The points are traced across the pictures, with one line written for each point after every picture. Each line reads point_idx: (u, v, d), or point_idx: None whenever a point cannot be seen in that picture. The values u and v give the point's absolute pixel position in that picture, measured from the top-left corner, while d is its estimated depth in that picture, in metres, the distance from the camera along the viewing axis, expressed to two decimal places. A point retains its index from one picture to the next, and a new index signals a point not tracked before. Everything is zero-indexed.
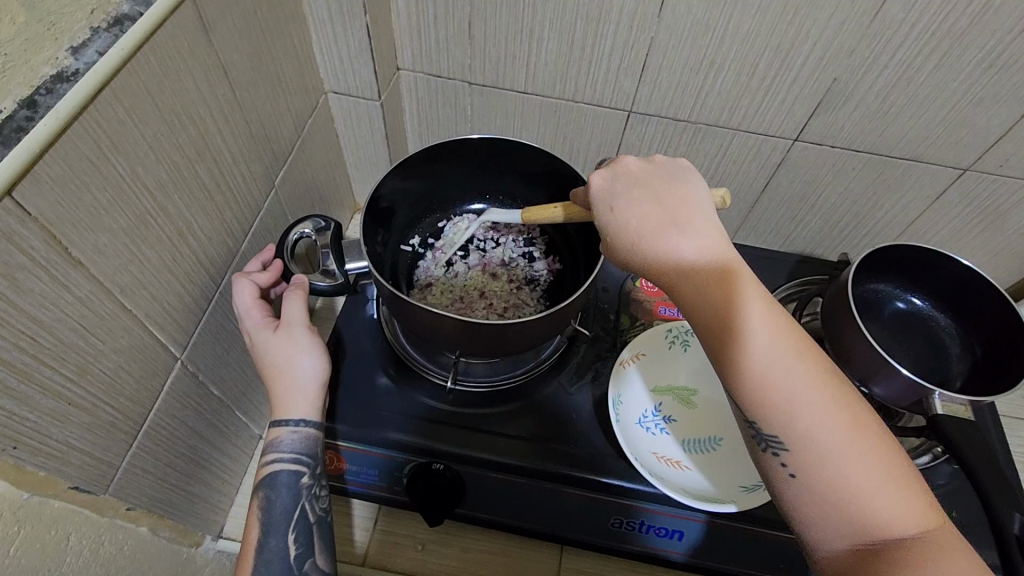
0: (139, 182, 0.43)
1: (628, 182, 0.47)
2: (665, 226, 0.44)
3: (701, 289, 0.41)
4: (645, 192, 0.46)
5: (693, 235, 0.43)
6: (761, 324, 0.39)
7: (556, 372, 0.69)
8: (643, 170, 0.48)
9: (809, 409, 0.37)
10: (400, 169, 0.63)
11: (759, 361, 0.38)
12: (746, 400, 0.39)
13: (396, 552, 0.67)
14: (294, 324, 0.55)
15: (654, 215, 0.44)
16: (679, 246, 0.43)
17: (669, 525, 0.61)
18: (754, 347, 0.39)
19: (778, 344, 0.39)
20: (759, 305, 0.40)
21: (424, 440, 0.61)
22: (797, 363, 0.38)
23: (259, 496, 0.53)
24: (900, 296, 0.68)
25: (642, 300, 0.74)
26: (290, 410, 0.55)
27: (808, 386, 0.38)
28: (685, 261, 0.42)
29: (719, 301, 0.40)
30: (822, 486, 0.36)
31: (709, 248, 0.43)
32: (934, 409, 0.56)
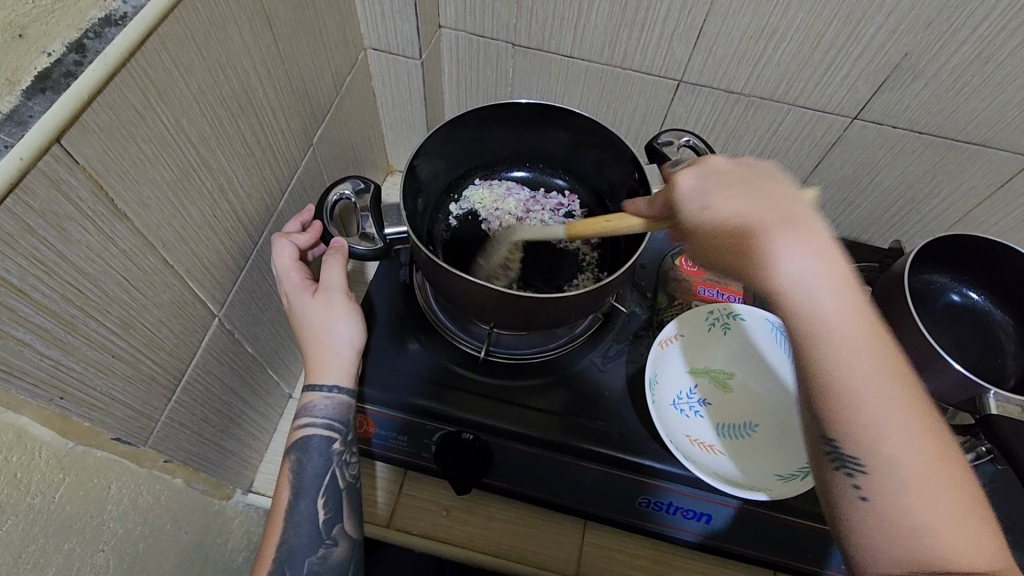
0: (183, 134, 0.42)
1: (719, 179, 0.44)
2: (770, 224, 0.39)
3: (836, 299, 0.37)
4: (743, 186, 0.42)
5: (807, 241, 0.38)
6: (853, 334, 0.36)
7: (589, 349, 0.67)
8: (736, 169, 0.44)
9: (901, 432, 0.35)
10: (440, 131, 0.61)
11: (845, 378, 0.36)
12: (829, 417, 0.36)
13: (420, 516, 0.67)
14: (333, 288, 0.55)
15: (747, 214, 0.40)
16: (792, 253, 0.38)
17: (698, 508, 0.60)
18: (850, 361, 0.36)
19: (878, 361, 0.36)
20: (859, 324, 0.36)
21: (454, 411, 0.61)
22: (896, 388, 0.35)
23: (291, 458, 0.54)
24: (956, 289, 0.65)
25: (680, 279, 0.71)
26: (325, 375, 0.55)
27: (901, 409, 0.35)
28: (837, 279, 0.37)
29: (808, 308, 0.37)
30: (891, 513, 0.34)
31: (828, 256, 0.38)
32: (986, 408, 0.54)
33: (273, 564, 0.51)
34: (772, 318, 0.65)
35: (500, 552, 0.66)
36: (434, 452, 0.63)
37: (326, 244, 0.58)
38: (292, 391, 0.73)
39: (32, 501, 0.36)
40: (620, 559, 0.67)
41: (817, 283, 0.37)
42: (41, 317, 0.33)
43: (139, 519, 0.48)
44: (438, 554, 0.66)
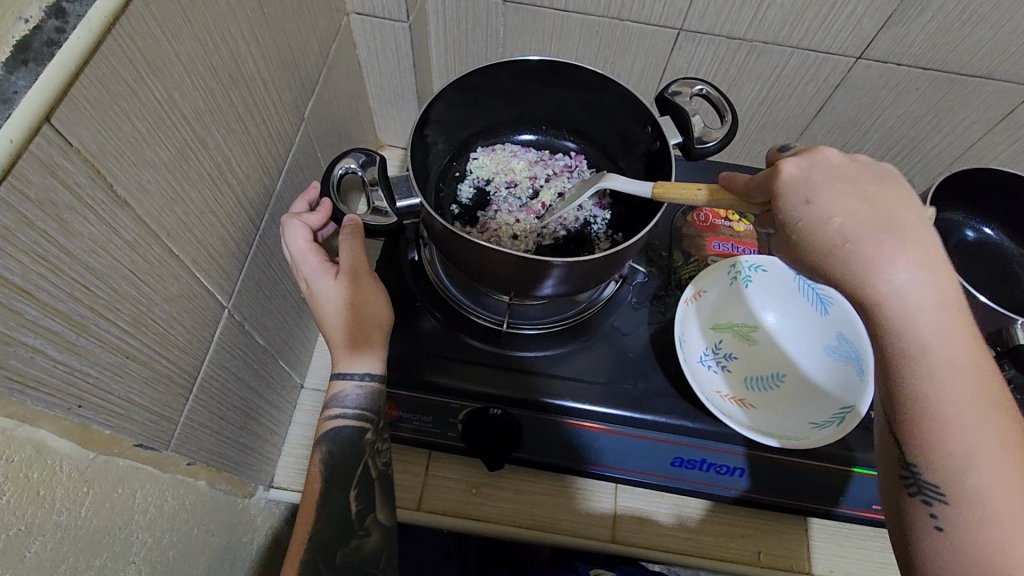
0: (178, 110, 0.38)
1: (832, 173, 0.41)
2: (880, 231, 0.38)
3: (935, 315, 0.36)
4: (853, 186, 0.40)
5: (913, 251, 0.38)
6: (954, 360, 0.36)
7: (609, 313, 0.66)
8: (851, 167, 0.42)
9: (996, 467, 0.34)
10: (441, 96, 0.58)
11: (936, 399, 0.35)
12: (912, 438, 0.36)
13: (450, 496, 0.66)
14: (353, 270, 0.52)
15: (860, 219, 0.39)
16: (898, 262, 0.37)
17: (732, 462, 0.60)
18: (946, 384, 0.35)
19: (980, 390, 0.35)
20: (959, 344, 0.36)
21: (481, 384, 0.59)
22: (995, 418, 0.35)
23: (322, 449, 0.52)
24: (970, 225, 0.65)
25: (693, 235, 0.70)
26: (353, 362, 0.53)
27: (1001, 444, 0.34)
28: (943, 299, 0.37)
29: (902, 320, 0.36)
30: (971, 547, 0.34)
31: (934, 270, 0.37)
32: (1015, 338, 0.54)
33: (306, 557, 0.49)
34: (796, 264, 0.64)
35: (535, 524, 0.65)
36: (462, 429, 0.61)
37: (337, 222, 0.54)
38: (303, 380, 0.70)
39: (57, 518, 0.33)
40: (654, 520, 0.66)
41: (917, 298, 0.37)
42: (50, 319, 0.30)
43: (166, 525, 0.45)
44: (472, 532, 0.65)
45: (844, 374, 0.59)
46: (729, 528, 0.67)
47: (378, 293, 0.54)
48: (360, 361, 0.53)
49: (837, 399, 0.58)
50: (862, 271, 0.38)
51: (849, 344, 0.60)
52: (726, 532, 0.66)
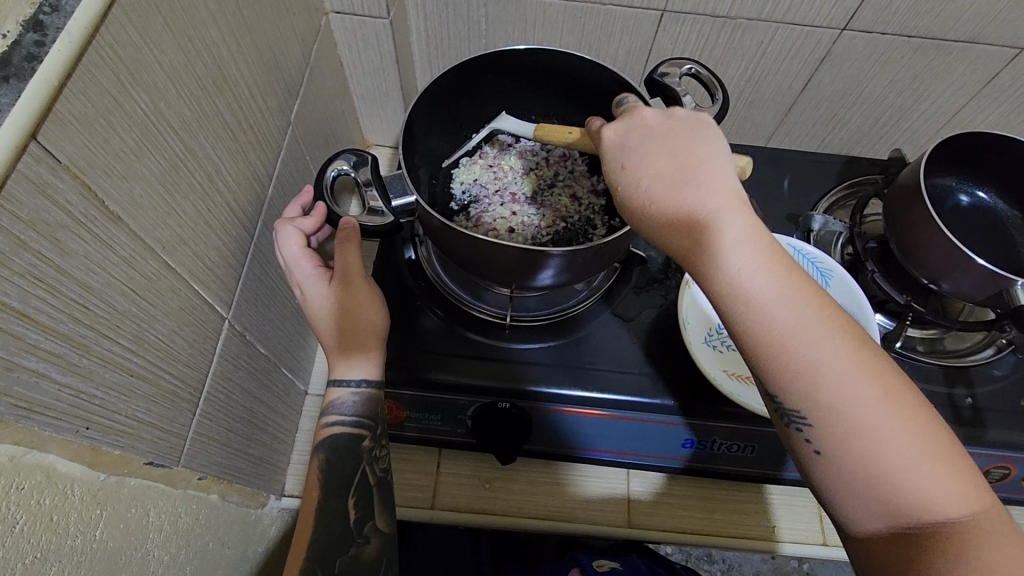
0: (164, 119, 0.38)
1: (642, 134, 0.42)
2: (679, 183, 0.39)
3: (745, 251, 0.37)
4: (657, 142, 0.41)
5: (710, 193, 0.38)
6: (774, 290, 0.36)
7: (609, 300, 0.66)
8: (654, 120, 0.42)
9: (840, 381, 0.35)
10: (429, 92, 0.57)
11: (771, 334, 0.36)
12: (768, 374, 0.37)
13: (462, 492, 0.66)
14: (349, 274, 0.52)
15: (662, 175, 0.39)
16: (697, 209, 0.38)
17: (740, 439, 0.61)
18: (771, 316, 0.36)
19: (804, 312, 0.36)
20: (773, 272, 0.37)
21: (488, 378, 0.59)
22: (826, 333, 0.36)
23: (320, 457, 0.52)
24: (964, 190, 0.65)
25: None
26: (351, 369, 0.53)
27: (840, 359, 0.35)
28: (745, 232, 0.37)
29: (718, 267, 0.37)
30: (849, 465, 0.35)
31: (733, 206, 0.38)
32: (1016, 299, 0.54)
33: (305, 565, 0.49)
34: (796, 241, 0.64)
35: (550, 515, 0.65)
36: (472, 425, 0.61)
37: (332, 226, 0.54)
38: (307, 387, 0.70)
39: (72, 543, 0.33)
40: (669, 503, 0.67)
41: (726, 239, 0.37)
42: (51, 341, 0.30)
43: (181, 542, 0.45)
44: (487, 526, 0.65)
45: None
46: (743, 505, 0.67)
47: (376, 302, 0.54)
48: (358, 368, 0.53)
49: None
50: (673, 231, 0.39)
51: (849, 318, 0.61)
52: (743, 511, 0.67)
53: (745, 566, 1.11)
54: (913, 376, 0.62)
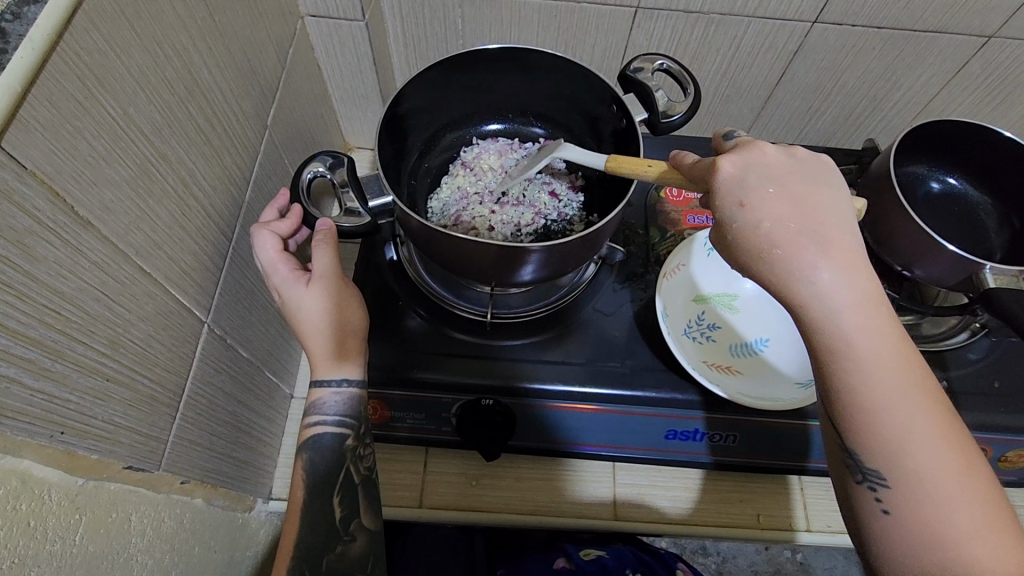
0: (134, 125, 0.38)
1: (765, 174, 0.41)
2: (804, 235, 0.39)
3: (856, 313, 0.38)
4: (784, 189, 0.41)
5: (833, 252, 0.39)
6: (878, 350, 0.37)
7: (591, 295, 0.66)
8: (787, 168, 0.42)
9: (925, 446, 0.36)
10: (404, 94, 0.58)
11: (868, 392, 0.37)
12: (852, 430, 0.38)
13: (450, 490, 0.66)
14: (325, 275, 0.52)
15: (786, 223, 0.39)
16: (819, 264, 0.38)
17: (722, 429, 0.61)
18: (871, 375, 0.37)
19: (903, 378, 0.37)
20: (880, 336, 0.37)
21: (472, 375, 0.60)
22: (922, 400, 0.37)
23: (304, 457, 0.52)
24: (935, 177, 0.67)
25: (668, 211, 0.71)
26: (332, 369, 0.53)
27: (929, 428, 0.36)
28: (860, 295, 0.38)
29: (825, 321, 0.38)
30: (913, 527, 0.36)
31: (852, 269, 0.39)
32: (985, 283, 0.54)
33: (293, 564, 0.49)
34: None
35: (538, 510, 0.66)
36: (456, 423, 0.61)
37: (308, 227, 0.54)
38: (292, 390, 0.70)
39: (52, 548, 0.33)
40: (654, 495, 0.67)
41: (840, 297, 0.38)
42: (23, 346, 0.30)
43: (165, 546, 0.45)
44: (475, 524, 0.66)
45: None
46: (728, 495, 0.68)
47: (356, 304, 0.55)
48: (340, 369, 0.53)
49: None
50: (787, 279, 0.39)
51: None
52: (726, 498, 0.67)
53: (739, 557, 1.12)
54: None
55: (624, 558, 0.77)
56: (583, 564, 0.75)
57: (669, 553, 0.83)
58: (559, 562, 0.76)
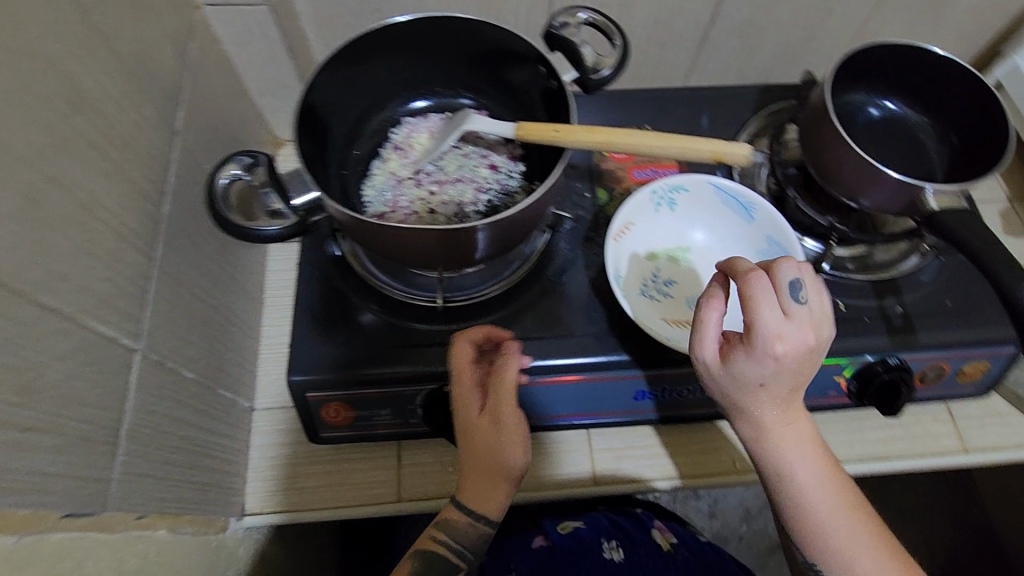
0: (8, 150, 0.34)
1: (763, 392, 0.48)
2: (777, 400, 0.48)
3: (813, 482, 0.50)
4: (779, 403, 0.49)
5: (799, 442, 0.50)
6: (828, 501, 0.50)
7: (544, 266, 0.65)
8: (787, 370, 0.46)
9: (866, 558, 0.49)
10: (318, 79, 0.54)
11: (827, 540, 0.50)
12: (810, 546, 0.51)
13: (427, 480, 0.65)
14: (499, 416, 0.55)
15: (763, 416, 0.49)
16: (789, 451, 0.50)
17: (690, 383, 0.62)
18: (824, 529, 0.50)
19: (847, 519, 0.50)
20: (829, 495, 0.50)
21: (432, 364, 0.58)
22: (859, 531, 0.50)
23: (411, 562, 0.58)
24: (873, 103, 0.66)
25: (612, 169, 0.69)
26: (478, 503, 0.58)
27: (868, 547, 0.49)
28: (813, 465, 0.50)
29: (789, 483, 0.50)
30: None
31: (810, 452, 0.50)
32: (928, 206, 0.55)
33: None
34: (711, 178, 0.65)
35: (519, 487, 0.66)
36: (423, 413, 0.60)
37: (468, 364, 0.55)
38: (253, 403, 0.68)
39: None
40: (631, 454, 0.68)
41: (798, 467, 0.50)
42: None
43: None
44: None
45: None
46: (702, 445, 0.68)
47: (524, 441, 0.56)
48: (479, 495, 0.58)
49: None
50: (755, 435, 0.50)
51: (777, 245, 0.62)
52: (703, 446, 0.68)
53: (727, 497, 1.16)
54: (845, 293, 0.64)
55: (596, 525, 0.80)
56: (559, 539, 0.78)
57: (642, 509, 0.87)
58: (536, 540, 0.79)
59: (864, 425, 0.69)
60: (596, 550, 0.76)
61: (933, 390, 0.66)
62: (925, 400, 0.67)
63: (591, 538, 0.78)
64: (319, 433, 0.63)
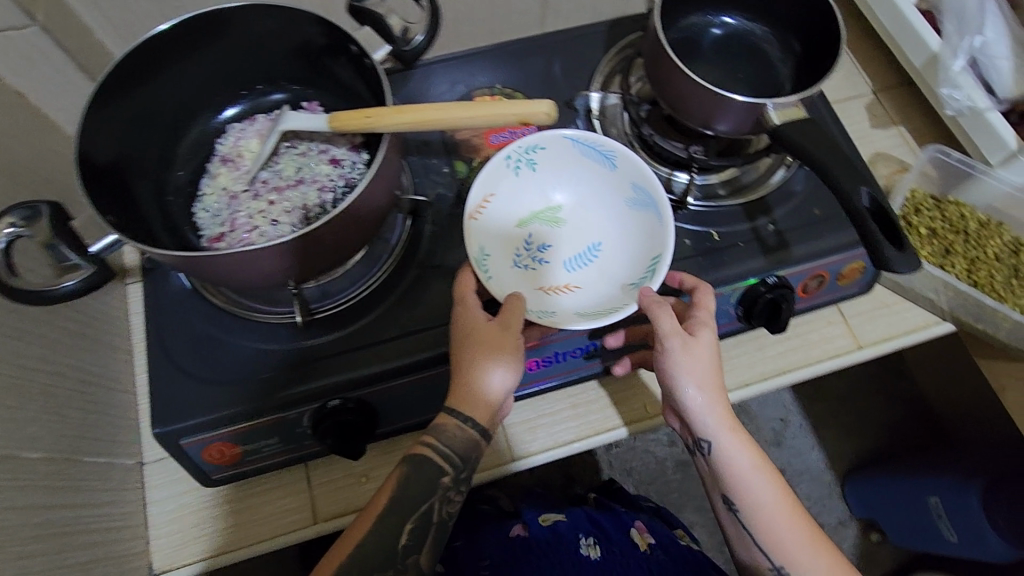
0: None
1: (710, 408, 0.57)
2: (729, 426, 0.57)
3: (770, 499, 0.57)
4: (731, 422, 0.57)
5: (757, 467, 0.58)
6: (782, 518, 0.57)
7: (413, 255, 0.61)
8: (719, 391, 0.57)
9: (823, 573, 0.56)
10: (98, 104, 0.48)
11: (786, 550, 0.57)
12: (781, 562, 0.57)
13: (341, 495, 0.63)
14: (513, 327, 0.53)
15: (725, 436, 0.57)
16: (747, 474, 0.57)
17: (582, 342, 0.61)
18: (783, 542, 0.57)
19: (804, 537, 0.57)
20: (786, 511, 0.57)
21: (309, 383, 0.55)
22: (815, 549, 0.56)
23: (399, 469, 0.55)
24: (714, 22, 0.64)
25: (468, 137, 0.65)
26: (467, 406, 0.54)
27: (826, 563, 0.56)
28: (771, 486, 0.58)
29: (751, 501, 0.57)
30: None
31: (767, 476, 0.58)
32: (772, 121, 0.54)
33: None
34: (567, 131, 0.60)
35: None
36: (313, 434, 0.57)
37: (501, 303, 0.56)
38: (140, 458, 0.63)
39: None
40: (545, 423, 0.67)
41: (757, 489, 0.57)
42: None
43: None
44: None
45: (648, 223, 0.58)
46: (613, 396, 0.68)
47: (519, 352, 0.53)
48: (477, 404, 0.54)
49: (651, 251, 0.57)
50: (720, 463, 0.58)
51: (641, 191, 0.59)
52: (632, 393, 0.69)
53: None
54: (718, 222, 0.63)
55: (575, 525, 0.89)
56: (537, 531, 0.87)
57: (628, 514, 0.95)
58: (515, 530, 0.88)
59: (762, 344, 0.70)
60: (573, 547, 0.84)
61: (819, 297, 0.67)
62: (814, 308, 0.69)
63: (569, 534, 0.87)
64: (210, 476, 0.59)
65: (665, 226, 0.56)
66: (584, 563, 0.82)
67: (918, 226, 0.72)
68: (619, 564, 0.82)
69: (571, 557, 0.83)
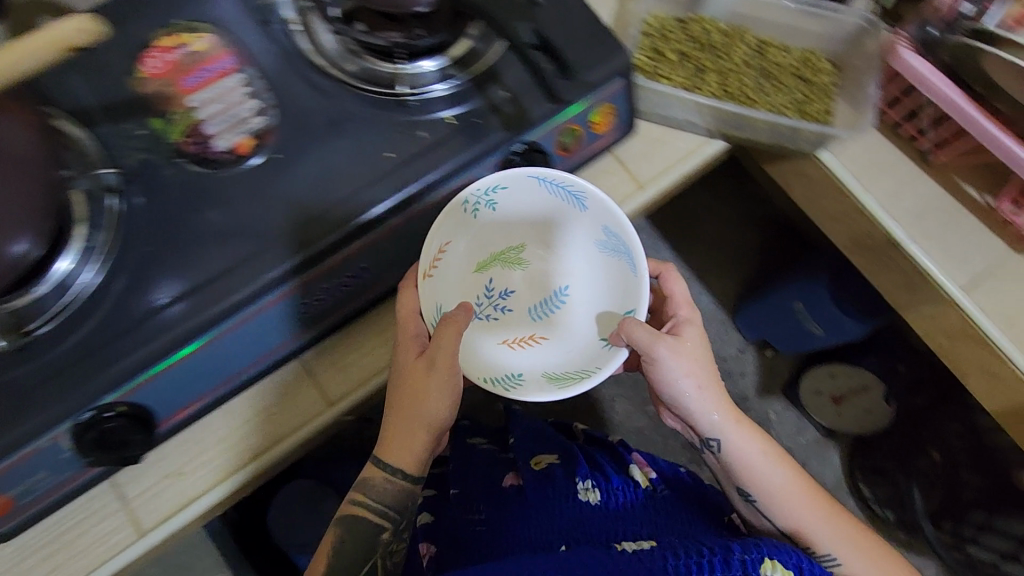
0: None
1: (695, 370, 0.63)
2: (704, 372, 0.64)
3: (744, 442, 0.66)
4: (709, 374, 0.65)
5: (736, 414, 0.67)
6: (785, 486, 0.65)
7: (134, 234, 0.55)
8: (694, 346, 0.63)
9: (836, 527, 0.64)
10: None
11: (783, 491, 0.65)
12: (782, 504, 0.65)
13: (162, 498, 0.60)
14: (438, 357, 0.58)
15: (708, 385, 0.64)
16: (730, 429, 0.66)
17: (350, 266, 0.58)
18: (785, 504, 0.65)
19: (813, 499, 0.65)
20: (772, 458, 0.66)
21: (50, 403, 0.50)
22: (813, 497, 0.65)
23: (334, 534, 0.64)
24: None
25: (155, 89, 0.57)
26: (394, 452, 0.63)
27: (831, 528, 0.64)
28: (742, 430, 0.66)
29: (746, 461, 0.66)
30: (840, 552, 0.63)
31: (735, 418, 0.66)
32: None
33: None
34: (532, 169, 0.59)
35: (257, 452, 0.61)
36: (83, 452, 0.53)
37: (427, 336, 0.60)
38: None
39: None
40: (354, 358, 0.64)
41: (734, 432, 0.66)
42: None
43: None
44: (208, 508, 0.61)
45: (621, 268, 0.62)
46: None
47: (453, 390, 0.60)
48: (403, 453, 0.63)
49: (623, 305, 0.62)
50: (698, 410, 0.65)
51: (612, 236, 0.61)
52: None
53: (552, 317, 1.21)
54: (450, 104, 0.59)
55: (573, 468, 0.82)
56: (528, 477, 0.83)
57: (624, 448, 0.91)
58: (509, 480, 0.85)
59: None
60: (569, 490, 0.78)
61: (585, 148, 0.66)
62: (588, 161, 0.67)
63: (567, 480, 0.80)
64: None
65: (638, 279, 0.60)
66: (582, 510, 0.76)
67: (666, 52, 0.71)
68: (620, 508, 0.76)
69: (569, 505, 0.77)
